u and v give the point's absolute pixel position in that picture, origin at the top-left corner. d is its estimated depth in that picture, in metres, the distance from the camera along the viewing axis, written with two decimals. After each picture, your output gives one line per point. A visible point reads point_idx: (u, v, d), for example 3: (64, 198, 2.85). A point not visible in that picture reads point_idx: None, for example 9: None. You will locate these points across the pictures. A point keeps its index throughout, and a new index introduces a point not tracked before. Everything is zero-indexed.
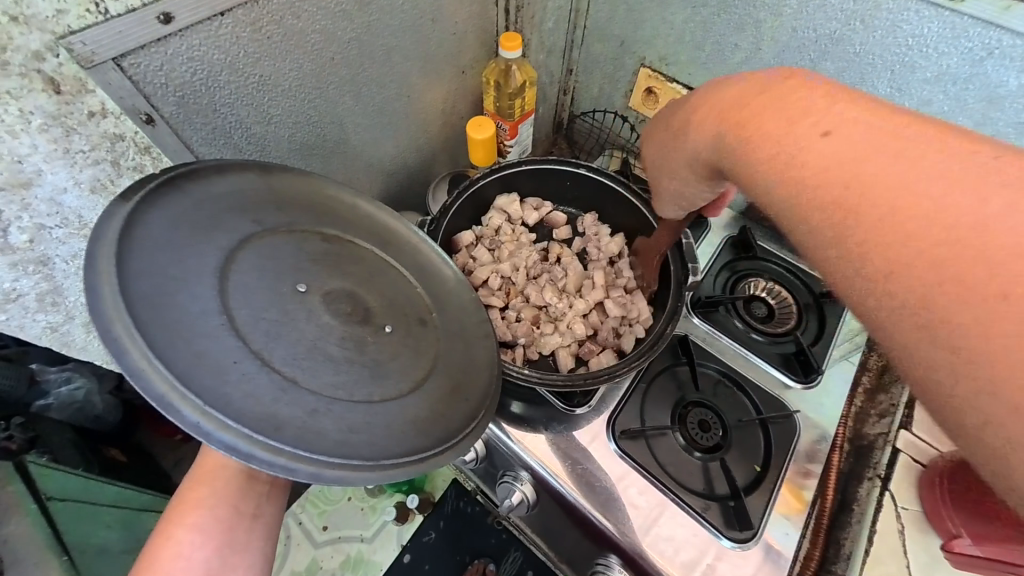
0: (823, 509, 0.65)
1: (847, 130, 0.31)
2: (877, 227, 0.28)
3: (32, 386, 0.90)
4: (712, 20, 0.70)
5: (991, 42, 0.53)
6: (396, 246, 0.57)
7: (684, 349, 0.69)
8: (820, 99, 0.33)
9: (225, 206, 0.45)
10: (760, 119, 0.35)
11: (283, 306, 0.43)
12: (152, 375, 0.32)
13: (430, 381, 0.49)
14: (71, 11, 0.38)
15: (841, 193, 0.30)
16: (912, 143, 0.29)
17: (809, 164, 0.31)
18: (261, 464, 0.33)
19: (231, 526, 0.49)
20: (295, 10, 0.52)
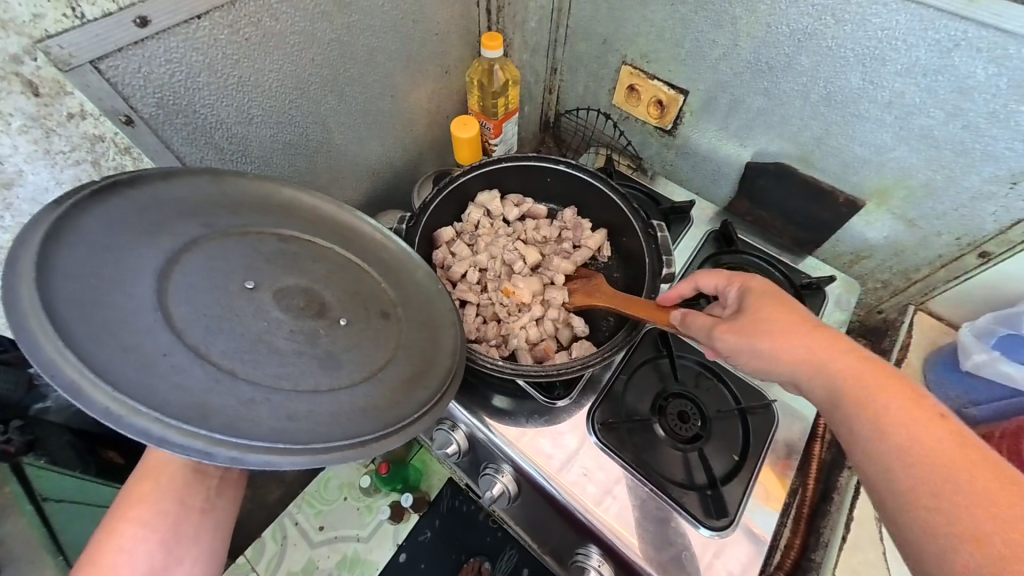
0: (805, 499, 0.64)
1: (943, 430, 0.38)
2: (931, 491, 0.36)
3: (31, 388, 0.87)
4: (690, 17, 0.71)
5: (958, 34, 0.53)
6: (356, 243, 0.59)
7: (664, 341, 0.70)
8: (926, 426, 0.39)
9: (174, 208, 0.46)
10: (803, 351, 0.46)
11: (229, 302, 0.44)
12: (62, 364, 0.33)
13: (385, 371, 0.50)
14: (48, 15, 0.39)
15: (942, 475, 0.36)
16: (946, 452, 0.37)
17: (919, 432, 0.38)
18: (175, 450, 0.34)
19: (177, 519, 0.50)
20: (273, 11, 0.53)
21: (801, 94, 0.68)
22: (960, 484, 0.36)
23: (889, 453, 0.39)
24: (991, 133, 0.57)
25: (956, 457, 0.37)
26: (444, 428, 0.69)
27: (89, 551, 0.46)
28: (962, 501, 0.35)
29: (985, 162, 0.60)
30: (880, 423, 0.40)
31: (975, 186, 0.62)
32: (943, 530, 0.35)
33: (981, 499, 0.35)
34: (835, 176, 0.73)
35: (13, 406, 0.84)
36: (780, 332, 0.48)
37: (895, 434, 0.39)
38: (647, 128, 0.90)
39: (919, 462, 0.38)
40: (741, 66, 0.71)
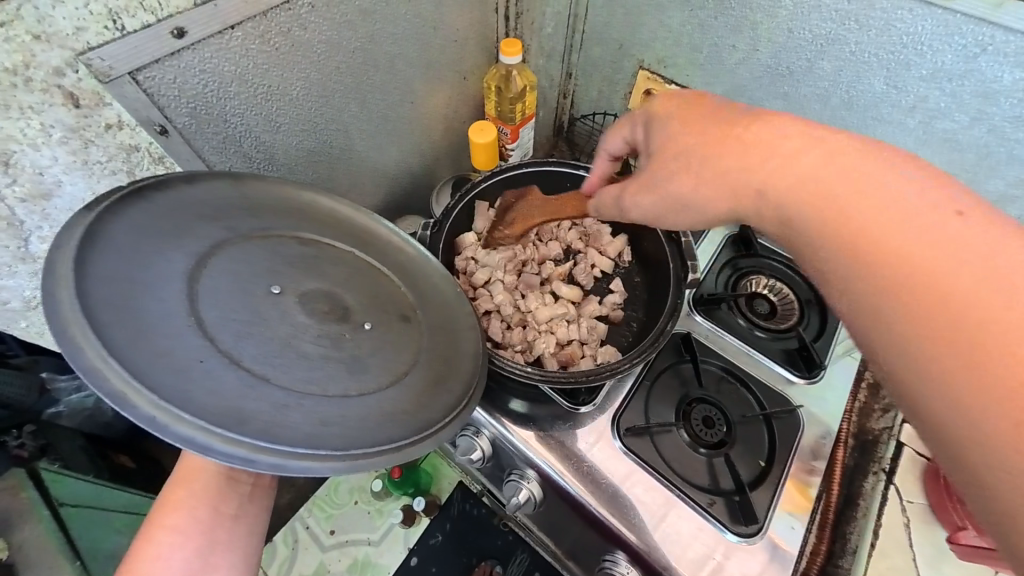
0: (829, 505, 0.63)
1: (908, 223, 0.34)
2: (929, 288, 0.32)
3: (42, 395, 0.87)
4: (709, 22, 0.71)
5: (984, 39, 0.54)
6: (375, 246, 0.59)
7: (687, 346, 0.70)
8: (898, 210, 0.34)
9: (197, 212, 0.46)
10: (776, 164, 0.40)
11: (255, 307, 0.44)
12: (107, 372, 0.33)
13: (410, 375, 0.50)
14: (89, 28, 0.40)
15: (916, 283, 0.33)
16: (932, 240, 0.33)
17: (880, 252, 0.34)
18: (219, 456, 0.34)
19: (211, 527, 0.50)
20: (302, 21, 0.54)
21: (821, 98, 0.68)
22: (945, 258, 0.32)
23: (874, 254, 0.34)
24: (1016, 137, 0.58)
25: (939, 244, 0.32)
26: (468, 433, 0.68)
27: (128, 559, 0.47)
28: (962, 296, 0.31)
29: (1009, 166, 0.60)
30: (871, 221, 0.35)
31: (999, 189, 0.62)
32: (938, 330, 0.31)
33: (983, 284, 0.31)
34: None
35: (26, 411, 0.86)
36: (751, 142, 0.42)
37: (887, 232, 0.34)
38: None
39: (912, 261, 0.33)
40: (760, 70, 0.71)
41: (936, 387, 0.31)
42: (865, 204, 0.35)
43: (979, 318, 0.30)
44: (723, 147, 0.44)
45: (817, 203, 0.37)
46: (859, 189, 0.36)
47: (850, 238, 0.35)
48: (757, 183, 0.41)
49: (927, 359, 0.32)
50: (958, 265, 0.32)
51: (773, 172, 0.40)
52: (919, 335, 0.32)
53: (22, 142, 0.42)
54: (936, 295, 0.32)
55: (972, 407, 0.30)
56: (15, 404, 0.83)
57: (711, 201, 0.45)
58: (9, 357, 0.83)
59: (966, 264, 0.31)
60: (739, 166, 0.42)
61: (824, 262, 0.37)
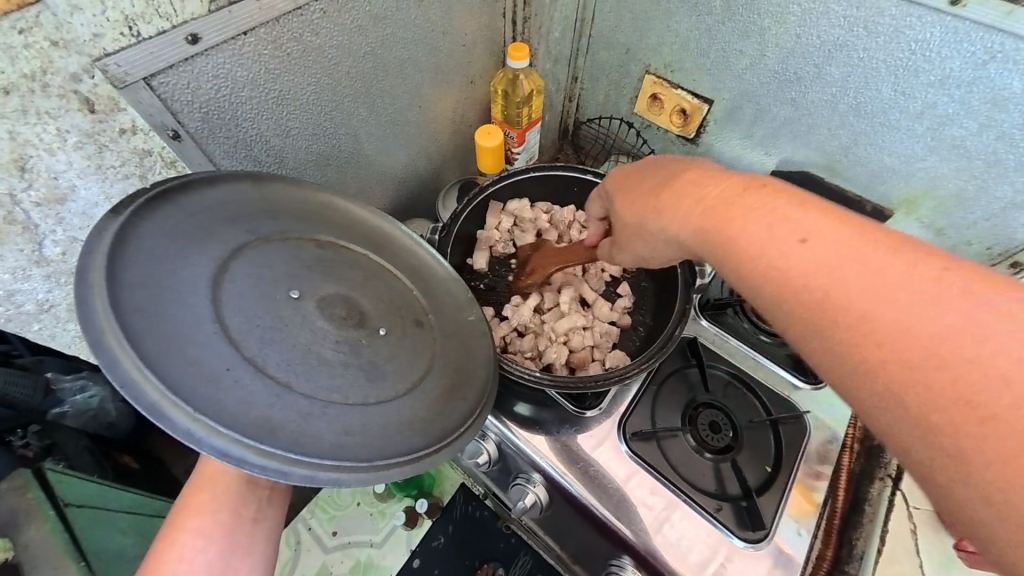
0: (835, 509, 0.63)
1: (859, 262, 0.34)
2: (865, 332, 0.33)
3: (48, 395, 0.95)
4: (717, 27, 0.71)
5: (994, 46, 0.54)
6: (387, 248, 0.59)
7: (693, 351, 0.70)
8: (845, 244, 0.35)
9: (216, 217, 0.46)
10: (727, 211, 0.43)
11: (277, 311, 0.44)
12: (143, 384, 0.33)
13: (426, 381, 0.50)
14: (106, 35, 0.40)
15: (868, 314, 0.33)
16: (889, 271, 0.33)
17: (832, 276, 0.35)
18: (253, 469, 0.34)
19: (232, 529, 0.50)
20: (314, 27, 0.54)
21: (829, 104, 0.68)
22: (907, 286, 0.32)
23: (816, 300, 0.35)
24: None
25: (909, 278, 0.33)
26: (475, 436, 0.69)
27: (148, 562, 0.47)
28: (894, 319, 0.32)
29: (1017, 173, 0.60)
30: (810, 269, 0.36)
31: (1007, 196, 0.62)
32: (886, 375, 0.32)
33: (901, 291, 0.32)
34: (862, 185, 0.73)
35: (32, 411, 0.93)
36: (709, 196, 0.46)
37: (815, 269, 0.36)
38: (669, 136, 0.91)
39: (852, 301, 0.34)
40: (768, 75, 0.71)
41: (907, 431, 0.31)
42: (796, 250, 0.37)
43: (918, 360, 0.31)
44: (681, 200, 0.48)
45: (749, 259, 0.40)
46: (774, 241, 0.38)
47: (781, 283, 0.37)
48: (719, 221, 0.43)
49: (887, 379, 0.32)
50: (908, 304, 0.32)
51: (716, 221, 0.43)
52: (875, 379, 0.32)
53: (39, 147, 0.43)
54: (878, 338, 0.32)
55: (935, 449, 0.30)
56: (20, 405, 0.91)
57: (686, 251, 0.49)
58: (15, 357, 0.94)
59: (921, 304, 0.32)
60: (707, 216, 0.45)
61: (758, 297, 0.39)
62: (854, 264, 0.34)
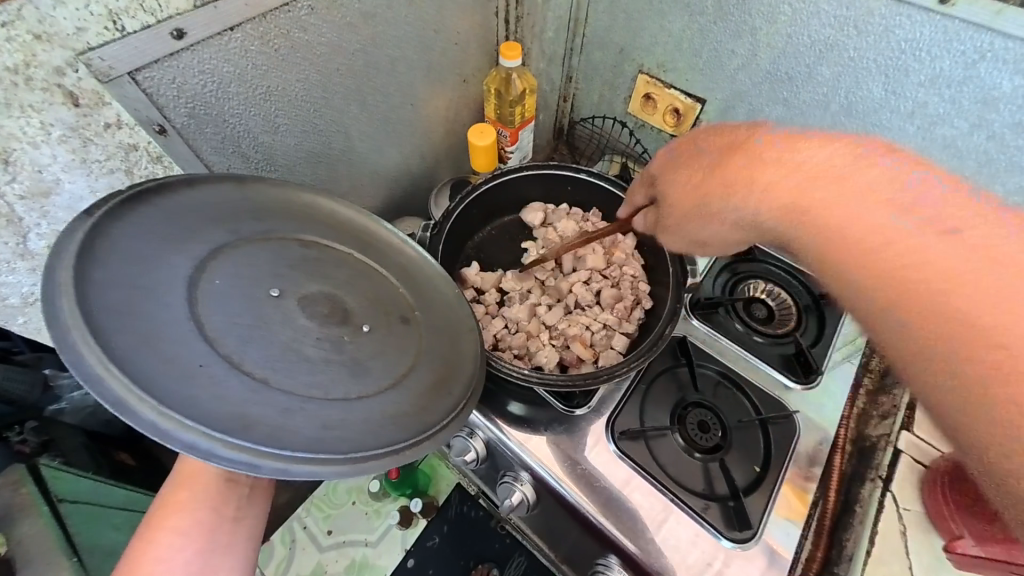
0: (825, 511, 0.64)
1: (861, 218, 0.39)
2: (889, 271, 0.37)
3: (47, 391, 0.96)
4: (709, 27, 0.71)
5: (983, 45, 0.53)
6: (372, 245, 0.59)
7: (683, 350, 0.70)
8: (860, 209, 0.39)
9: (199, 216, 0.47)
10: (856, 234, 0.39)
11: (257, 310, 0.45)
12: (109, 380, 0.33)
13: (411, 378, 0.50)
14: (90, 28, 0.40)
15: (879, 267, 0.38)
16: (925, 245, 0.36)
17: (853, 236, 0.39)
18: (223, 462, 0.34)
19: (212, 528, 0.50)
20: (302, 23, 0.54)
21: (820, 104, 0.68)
22: (944, 253, 0.35)
23: (876, 263, 0.38)
24: (1017, 144, 0.57)
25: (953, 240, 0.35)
26: (462, 434, 0.69)
27: (126, 561, 0.47)
28: (928, 282, 0.36)
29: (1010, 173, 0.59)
30: (841, 213, 0.40)
31: None
32: (950, 327, 0.35)
33: (947, 263, 0.35)
34: None
35: (30, 407, 0.93)
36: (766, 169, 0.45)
37: (878, 239, 0.38)
38: (663, 136, 0.91)
39: (897, 263, 0.37)
40: (760, 75, 0.71)
41: (926, 374, 0.36)
42: (880, 215, 0.38)
43: (959, 327, 0.34)
44: (756, 175, 0.46)
45: (802, 208, 0.42)
46: (823, 198, 0.41)
47: (844, 243, 0.40)
48: (764, 187, 0.45)
49: (912, 343, 0.36)
50: (973, 289, 0.34)
51: (786, 190, 0.43)
52: (917, 367, 0.36)
53: (23, 140, 0.43)
54: (891, 269, 0.37)
55: (944, 388, 0.35)
56: (19, 401, 0.90)
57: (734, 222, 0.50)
58: (13, 353, 0.93)
59: (984, 280, 0.34)
60: (755, 180, 0.46)
61: (804, 251, 0.43)
62: (896, 232, 0.37)
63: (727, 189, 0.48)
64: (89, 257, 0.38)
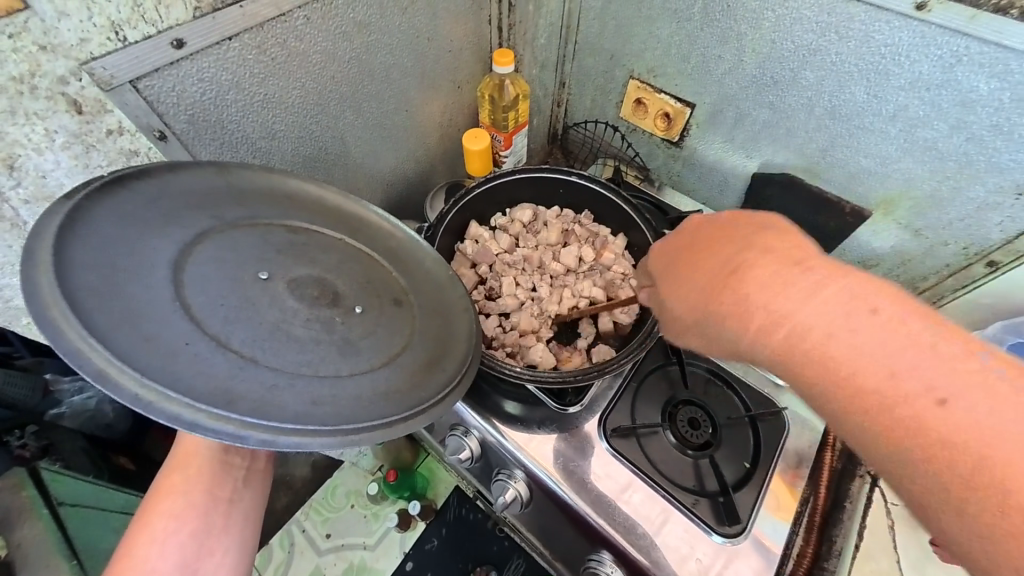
0: (816, 507, 0.64)
1: (838, 325, 0.34)
2: (869, 393, 0.33)
3: (46, 395, 0.95)
4: (696, 33, 0.73)
5: (959, 49, 0.55)
6: (363, 231, 0.61)
7: (674, 349, 0.71)
8: (840, 311, 0.35)
9: (179, 202, 0.47)
10: (823, 345, 0.35)
11: (244, 292, 0.45)
12: (88, 353, 0.33)
13: (404, 356, 0.51)
14: (93, 39, 0.42)
15: (876, 402, 0.33)
16: (887, 347, 0.33)
17: (806, 344, 0.36)
18: (207, 432, 0.34)
19: (209, 510, 0.53)
20: (298, 33, 0.56)
21: (806, 107, 0.69)
22: (922, 379, 0.32)
23: (836, 374, 0.34)
24: (995, 145, 0.59)
25: (931, 354, 0.32)
26: (458, 433, 0.69)
27: (124, 545, 0.49)
28: (913, 409, 0.32)
29: (990, 173, 0.61)
30: (793, 326, 0.36)
31: (980, 197, 0.63)
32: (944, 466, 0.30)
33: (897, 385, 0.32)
34: (842, 187, 0.74)
35: (30, 412, 0.92)
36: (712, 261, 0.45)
37: (821, 343, 0.35)
38: (654, 140, 0.92)
39: (866, 369, 0.33)
40: (746, 80, 0.72)
41: (907, 472, 0.32)
42: (864, 352, 0.33)
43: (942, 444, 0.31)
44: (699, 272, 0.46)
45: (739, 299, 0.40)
46: (776, 294, 0.37)
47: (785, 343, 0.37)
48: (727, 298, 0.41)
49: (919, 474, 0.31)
50: (957, 423, 0.30)
51: (735, 292, 0.40)
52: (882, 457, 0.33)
53: (27, 147, 0.45)
54: (874, 396, 0.33)
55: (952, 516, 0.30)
56: (19, 405, 0.91)
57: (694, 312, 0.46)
58: (15, 359, 0.93)
59: (931, 399, 0.31)
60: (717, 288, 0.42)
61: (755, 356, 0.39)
62: (835, 320, 0.35)
63: (697, 308, 0.45)
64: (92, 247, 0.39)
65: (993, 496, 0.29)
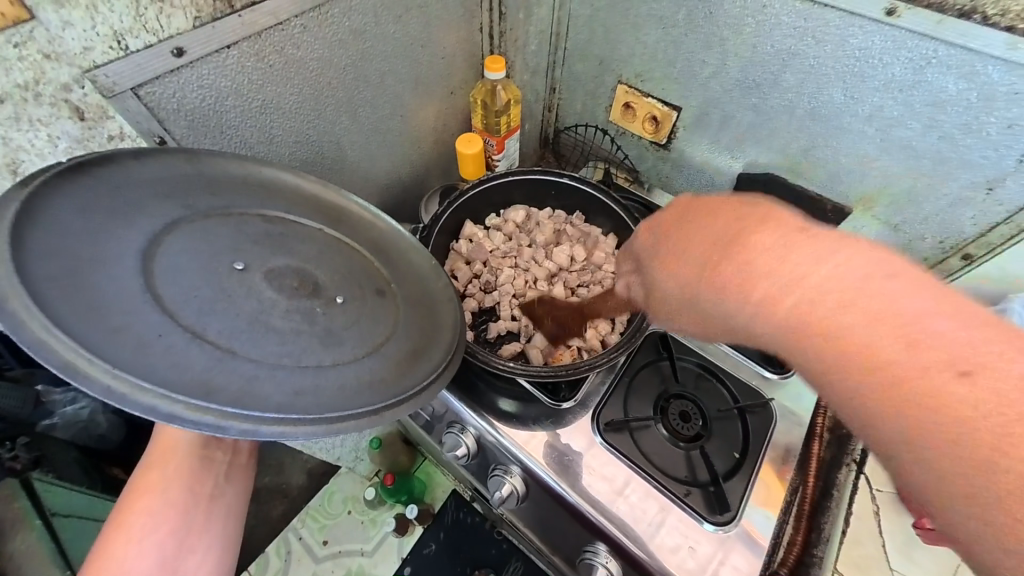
0: (805, 496, 0.65)
1: (832, 288, 0.34)
2: (885, 360, 0.31)
3: (38, 406, 0.88)
4: (681, 39, 0.75)
5: (929, 52, 0.57)
6: (342, 222, 0.62)
7: (665, 345, 0.73)
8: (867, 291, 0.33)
9: (149, 191, 0.47)
10: (820, 307, 0.34)
11: (220, 283, 0.46)
12: (55, 347, 0.32)
13: (387, 346, 0.53)
14: (97, 48, 0.44)
15: (860, 366, 0.32)
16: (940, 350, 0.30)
17: (789, 304, 0.35)
18: (185, 425, 0.34)
19: (187, 508, 0.53)
20: (295, 41, 0.58)
21: (787, 109, 0.72)
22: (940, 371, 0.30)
23: (858, 339, 0.32)
24: (966, 143, 0.61)
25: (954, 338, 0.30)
26: (454, 430, 0.70)
27: (101, 543, 0.50)
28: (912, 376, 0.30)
29: (962, 170, 0.63)
30: (802, 293, 0.35)
31: (955, 192, 0.66)
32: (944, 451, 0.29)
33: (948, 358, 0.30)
34: (825, 184, 0.76)
35: (21, 424, 0.86)
36: (711, 229, 0.42)
37: (797, 290, 0.35)
38: (643, 142, 0.95)
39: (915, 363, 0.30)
40: (730, 83, 0.75)
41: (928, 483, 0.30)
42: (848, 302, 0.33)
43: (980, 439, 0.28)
44: (685, 243, 0.44)
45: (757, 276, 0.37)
46: (792, 262, 0.35)
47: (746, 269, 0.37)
48: (733, 276, 0.38)
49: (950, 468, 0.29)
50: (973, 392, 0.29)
51: (724, 247, 0.40)
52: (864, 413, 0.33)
53: (31, 152, 0.47)
54: (879, 365, 0.31)
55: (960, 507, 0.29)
56: (10, 417, 0.84)
57: (725, 325, 0.40)
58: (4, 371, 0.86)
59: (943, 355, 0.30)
60: (713, 251, 0.40)
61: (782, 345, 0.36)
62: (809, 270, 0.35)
63: (691, 278, 0.42)
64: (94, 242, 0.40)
65: (986, 444, 0.28)
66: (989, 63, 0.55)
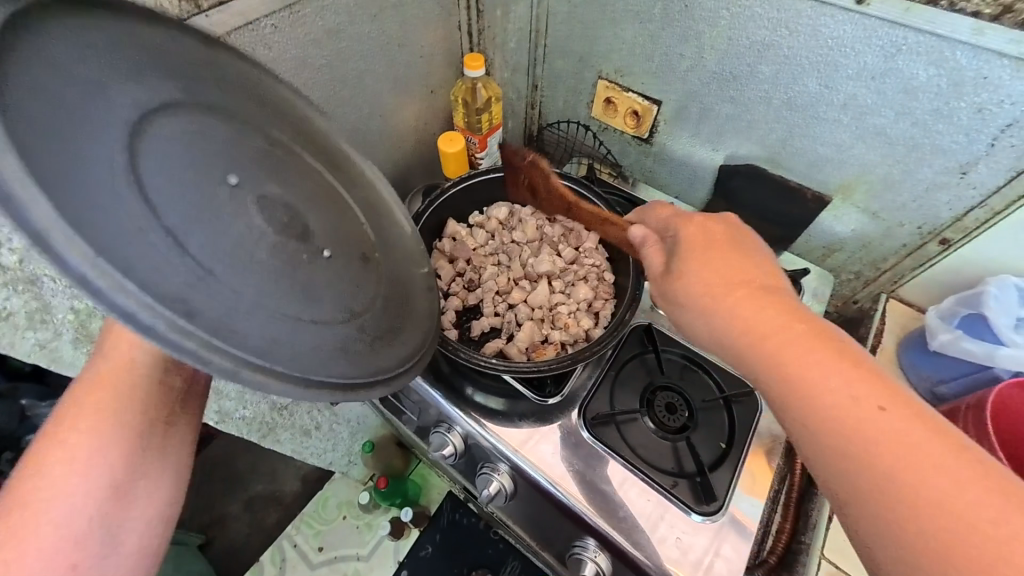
0: (791, 485, 0.68)
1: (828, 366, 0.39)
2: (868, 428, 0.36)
3: (22, 421, 0.85)
4: (658, 33, 0.76)
5: (899, 40, 0.58)
6: (342, 171, 0.61)
7: (649, 338, 0.73)
8: (855, 371, 0.38)
9: (139, 65, 0.44)
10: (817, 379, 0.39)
11: (208, 193, 0.43)
12: (30, 207, 0.30)
13: (365, 318, 0.52)
14: None
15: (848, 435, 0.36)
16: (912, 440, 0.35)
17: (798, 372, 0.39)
18: (164, 345, 0.33)
19: (140, 433, 0.47)
20: (266, 41, 0.57)
21: (764, 100, 0.72)
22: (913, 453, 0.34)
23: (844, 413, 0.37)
24: (937, 129, 0.62)
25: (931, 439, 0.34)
26: (441, 429, 0.70)
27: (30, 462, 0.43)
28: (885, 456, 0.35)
29: (935, 156, 0.64)
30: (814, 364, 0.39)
31: (929, 177, 0.66)
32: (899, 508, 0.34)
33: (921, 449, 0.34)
34: (805, 174, 0.77)
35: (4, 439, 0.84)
36: (736, 283, 0.47)
37: (808, 363, 0.39)
38: (625, 138, 0.95)
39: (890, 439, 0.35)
40: (708, 76, 0.75)
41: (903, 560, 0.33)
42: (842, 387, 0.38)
43: (930, 513, 0.33)
44: (726, 284, 0.47)
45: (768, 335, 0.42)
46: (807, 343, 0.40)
47: (756, 336, 0.43)
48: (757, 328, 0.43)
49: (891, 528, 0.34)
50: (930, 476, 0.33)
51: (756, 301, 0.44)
52: (856, 500, 0.36)
53: None
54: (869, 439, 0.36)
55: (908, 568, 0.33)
56: None
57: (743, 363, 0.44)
58: None
59: (951, 477, 0.33)
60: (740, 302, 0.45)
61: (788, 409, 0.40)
62: (825, 366, 0.39)
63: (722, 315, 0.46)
64: (58, 134, 0.35)
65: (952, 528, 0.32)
66: (957, 49, 0.56)
